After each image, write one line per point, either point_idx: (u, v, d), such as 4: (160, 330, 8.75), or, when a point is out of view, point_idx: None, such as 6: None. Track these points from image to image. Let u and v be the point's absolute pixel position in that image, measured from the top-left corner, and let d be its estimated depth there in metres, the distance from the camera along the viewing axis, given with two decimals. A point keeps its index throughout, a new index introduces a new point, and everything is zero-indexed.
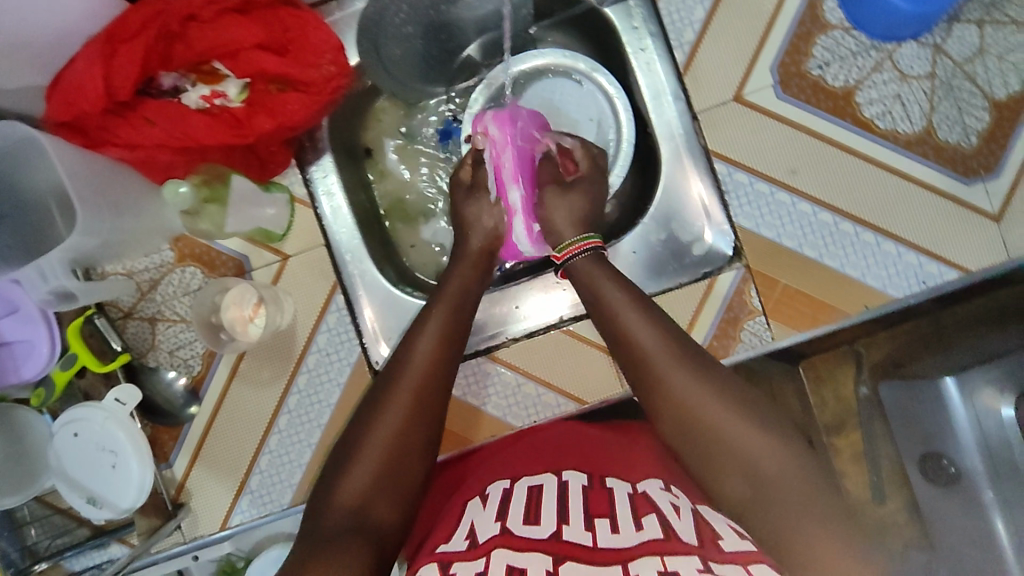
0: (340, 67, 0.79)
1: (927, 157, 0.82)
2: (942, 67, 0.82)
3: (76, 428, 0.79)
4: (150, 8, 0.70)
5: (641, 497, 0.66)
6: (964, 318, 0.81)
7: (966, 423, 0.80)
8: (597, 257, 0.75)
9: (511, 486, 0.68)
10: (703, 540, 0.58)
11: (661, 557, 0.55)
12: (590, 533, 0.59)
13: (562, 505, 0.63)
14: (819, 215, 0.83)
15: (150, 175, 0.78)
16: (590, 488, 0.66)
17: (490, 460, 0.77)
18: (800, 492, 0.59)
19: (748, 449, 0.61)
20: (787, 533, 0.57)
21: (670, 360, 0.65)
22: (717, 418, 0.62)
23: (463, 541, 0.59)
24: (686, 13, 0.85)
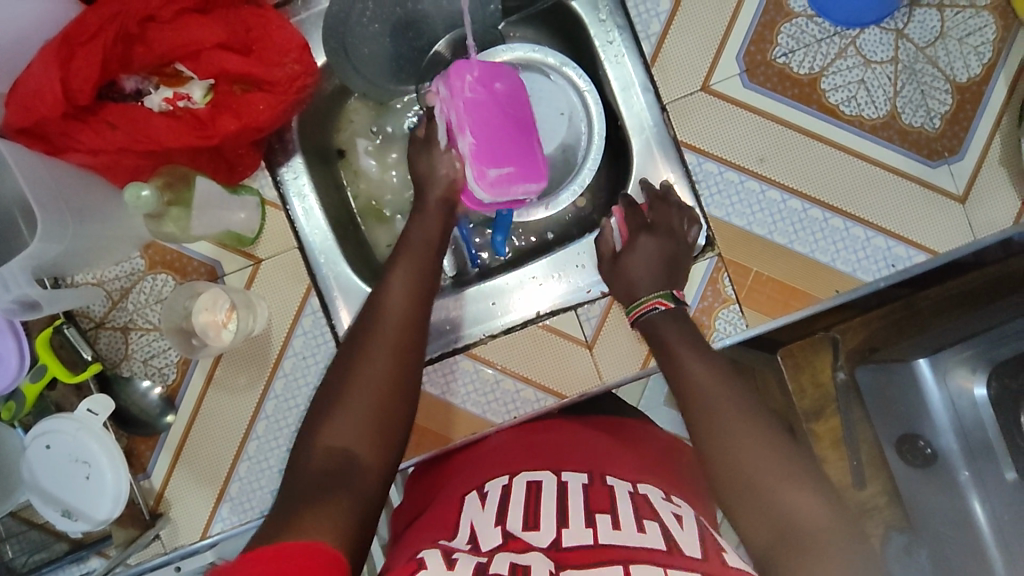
0: (304, 66, 0.77)
1: (893, 142, 0.83)
2: (904, 52, 0.83)
3: (47, 441, 0.77)
4: (107, 9, 0.69)
5: (642, 500, 0.65)
6: (938, 301, 0.87)
7: (941, 405, 0.79)
8: (664, 317, 0.76)
9: (510, 483, 0.67)
10: (708, 554, 0.56)
11: (664, 568, 0.52)
12: (591, 529, 0.57)
13: (562, 509, 0.61)
14: (788, 202, 0.83)
15: (114, 181, 0.76)
16: (590, 486, 0.65)
17: (484, 460, 0.76)
18: (826, 539, 0.55)
19: (781, 486, 0.58)
20: (784, 539, 0.56)
21: (719, 393, 0.65)
22: (757, 458, 0.60)
23: (464, 543, 0.57)
24: (652, 4, 0.85)
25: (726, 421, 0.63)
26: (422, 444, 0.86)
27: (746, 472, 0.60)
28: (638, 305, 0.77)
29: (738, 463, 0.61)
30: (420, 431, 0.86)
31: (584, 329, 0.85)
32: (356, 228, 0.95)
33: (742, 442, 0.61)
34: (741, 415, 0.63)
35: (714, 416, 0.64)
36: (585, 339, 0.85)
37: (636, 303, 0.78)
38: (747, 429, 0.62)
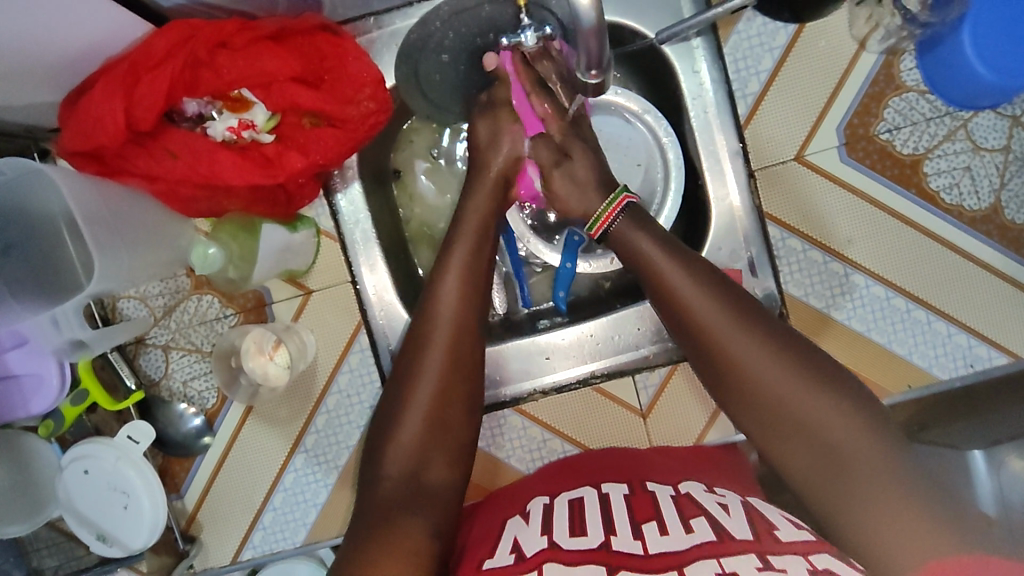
0: (378, 103, 0.73)
1: (991, 237, 0.78)
2: (1018, 141, 0.77)
3: (85, 465, 0.76)
4: (177, 32, 0.64)
5: (685, 498, 0.63)
6: (992, 388, 0.79)
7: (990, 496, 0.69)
8: (632, 213, 0.69)
9: (551, 502, 0.66)
10: (759, 534, 0.55)
11: (717, 560, 0.51)
12: (640, 540, 0.56)
13: (607, 515, 0.60)
14: (871, 288, 0.79)
15: (172, 208, 0.72)
16: (631, 496, 0.64)
17: (528, 481, 0.75)
18: (875, 476, 0.52)
19: (820, 433, 0.55)
20: (854, 511, 0.52)
21: (733, 328, 0.58)
22: (789, 399, 0.56)
23: (509, 554, 0.56)
24: (754, 61, 0.79)
25: (748, 371, 0.57)
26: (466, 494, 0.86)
27: (778, 410, 0.56)
28: (599, 216, 0.69)
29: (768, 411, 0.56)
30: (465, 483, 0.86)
31: (640, 397, 0.84)
32: (407, 253, 0.89)
33: (773, 392, 0.56)
34: (762, 358, 0.57)
35: (736, 361, 0.58)
36: (639, 408, 0.84)
37: (594, 218, 0.70)
38: (775, 378, 0.56)
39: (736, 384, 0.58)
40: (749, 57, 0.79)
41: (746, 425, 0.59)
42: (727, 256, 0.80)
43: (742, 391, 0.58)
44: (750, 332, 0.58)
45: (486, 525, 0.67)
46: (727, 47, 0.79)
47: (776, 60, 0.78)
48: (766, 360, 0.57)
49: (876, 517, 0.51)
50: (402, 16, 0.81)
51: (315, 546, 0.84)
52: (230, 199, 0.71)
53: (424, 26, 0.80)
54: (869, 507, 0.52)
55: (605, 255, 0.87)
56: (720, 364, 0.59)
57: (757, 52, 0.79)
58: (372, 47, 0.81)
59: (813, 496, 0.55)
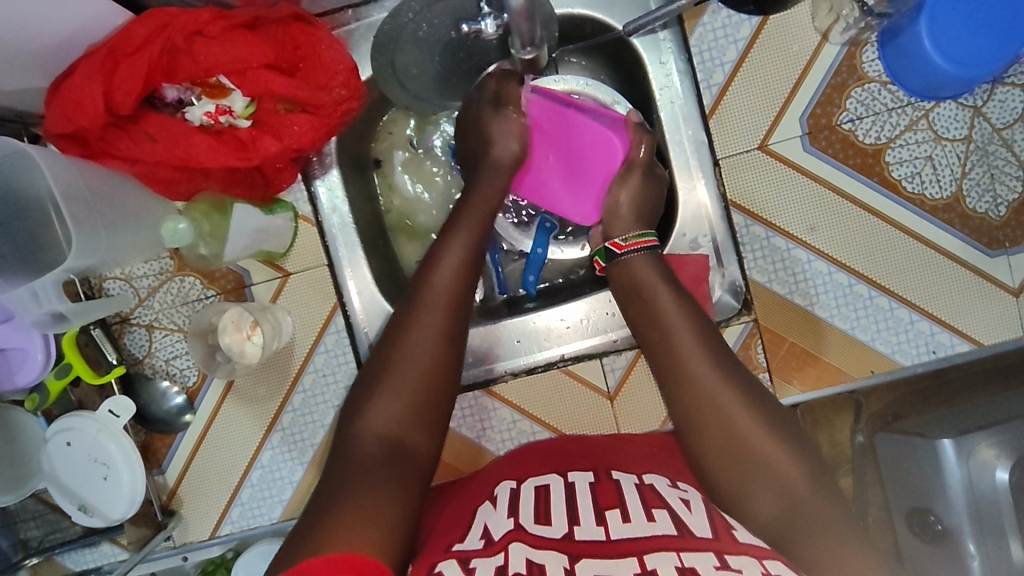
0: (351, 89, 0.76)
1: (953, 225, 0.79)
2: (979, 131, 0.79)
3: (68, 437, 0.79)
4: (156, 21, 0.68)
5: (649, 489, 0.61)
6: (964, 374, 0.80)
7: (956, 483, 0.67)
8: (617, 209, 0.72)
9: (517, 486, 0.63)
10: (717, 533, 0.54)
11: (676, 552, 0.50)
12: (602, 527, 0.55)
13: (570, 505, 0.58)
14: (834, 275, 0.81)
15: (155, 190, 0.76)
16: (596, 483, 0.63)
17: (495, 466, 0.73)
18: (817, 508, 0.55)
19: (769, 455, 0.58)
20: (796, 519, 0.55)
21: (699, 352, 0.63)
22: (740, 420, 0.59)
23: (478, 540, 0.54)
24: (718, 52, 0.81)
25: (706, 387, 0.61)
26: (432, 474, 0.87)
27: (733, 430, 0.59)
28: (628, 239, 0.73)
29: (720, 427, 0.60)
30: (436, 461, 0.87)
31: (608, 379, 0.85)
32: (386, 242, 0.91)
33: (728, 412, 0.60)
34: (720, 382, 0.61)
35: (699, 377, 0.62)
36: (607, 390, 0.85)
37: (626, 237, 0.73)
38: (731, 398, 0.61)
39: (695, 399, 0.61)
40: (714, 48, 0.81)
41: (697, 441, 0.61)
42: (689, 243, 0.82)
43: (702, 398, 0.61)
44: (708, 356, 0.63)
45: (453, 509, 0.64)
46: (693, 37, 0.81)
47: (740, 51, 0.80)
48: (722, 380, 0.62)
49: (817, 536, 0.53)
50: (377, 9, 0.83)
51: (288, 522, 0.87)
52: (207, 180, 0.76)
53: (398, 18, 0.82)
54: (815, 528, 0.54)
55: (577, 242, 0.91)
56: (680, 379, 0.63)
57: (722, 43, 0.81)
58: (350, 38, 0.83)
59: (758, 499, 0.57)
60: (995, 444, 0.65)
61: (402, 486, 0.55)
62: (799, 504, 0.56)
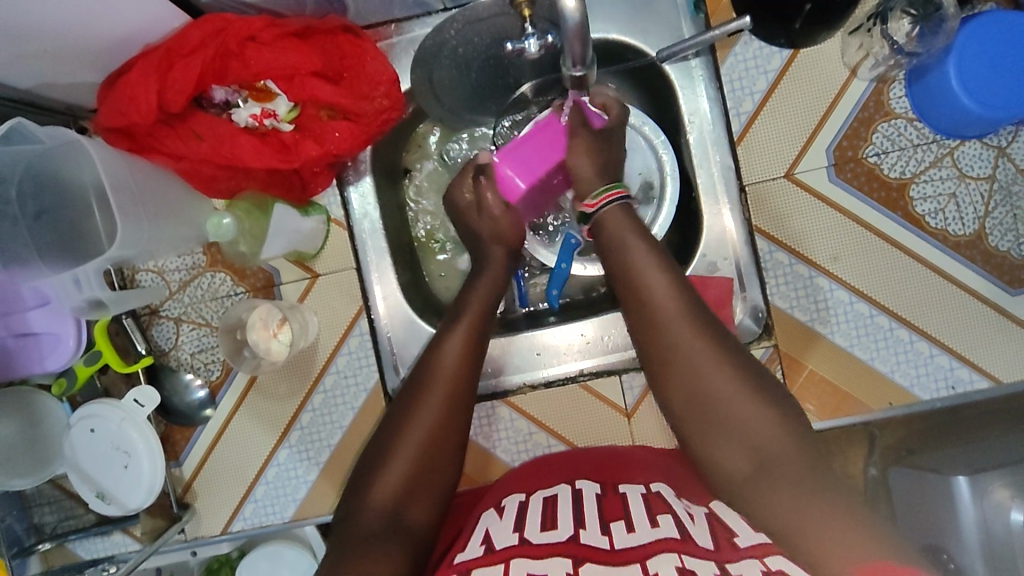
0: (392, 100, 0.79)
1: (975, 262, 0.80)
2: (1003, 172, 0.80)
3: (92, 424, 0.80)
4: (211, 24, 0.70)
5: (655, 497, 0.65)
6: (986, 417, 0.80)
7: (974, 524, 0.67)
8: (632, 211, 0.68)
9: (526, 499, 0.66)
10: (719, 545, 0.56)
11: (680, 555, 0.53)
12: (607, 536, 0.56)
13: (577, 513, 0.61)
14: (855, 305, 0.81)
15: (195, 186, 0.79)
16: (603, 495, 0.65)
17: (508, 479, 0.76)
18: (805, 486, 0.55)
19: (760, 436, 0.56)
20: (794, 523, 0.53)
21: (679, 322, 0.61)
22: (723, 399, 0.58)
23: (480, 546, 0.56)
24: (748, 82, 0.83)
25: (697, 377, 0.59)
26: None
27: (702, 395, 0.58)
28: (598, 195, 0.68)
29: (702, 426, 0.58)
30: None
31: (626, 397, 0.86)
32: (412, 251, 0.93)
33: (726, 406, 0.57)
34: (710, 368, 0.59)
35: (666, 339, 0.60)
36: (624, 408, 0.86)
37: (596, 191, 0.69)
38: (727, 391, 0.58)
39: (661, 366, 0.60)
40: (745, 78, 0.83)
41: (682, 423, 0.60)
42: (708, 264, 0.83)
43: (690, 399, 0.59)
44: (709, 348, 0.59)
45: (464, 523, 0.67)
46: (724, 66, 0.83)
47: (770, 82, 0.83)
48: (707, 358, 0.59)
49: (817, 531, 0.53)
50: (421, 25, 0.85)
51: (302, 522, 0.87)
52: (249, 180, 0.78)
53: (440, 34, 0.84)
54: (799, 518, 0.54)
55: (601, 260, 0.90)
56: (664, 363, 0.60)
57: (752, 73, 0.83)
58: (392, 51, 0.85)
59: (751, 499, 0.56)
60: (1010, 484, 0.67)
61: None
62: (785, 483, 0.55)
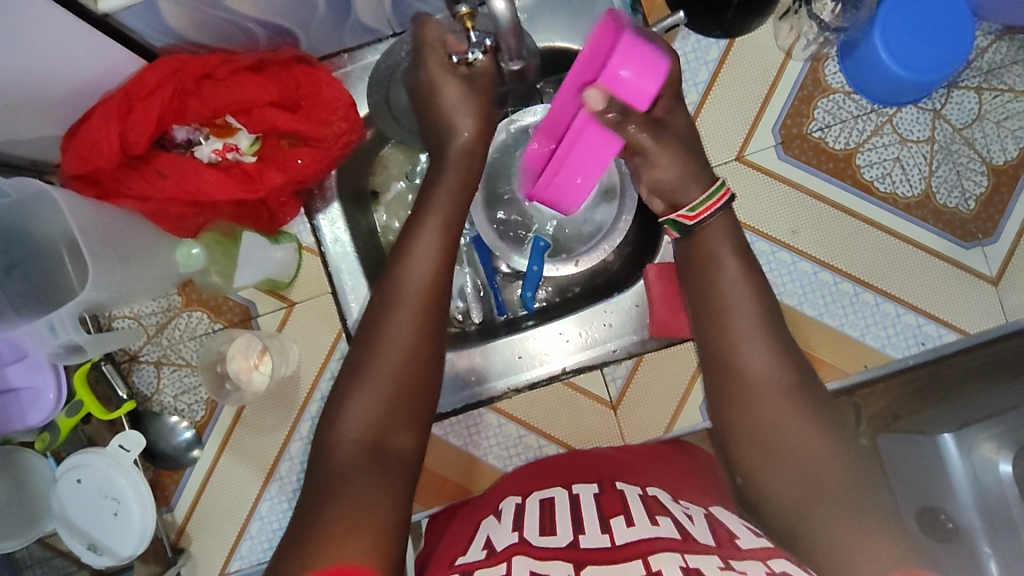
0: (350, 123, 0.81)
1: (927, 221, 0.83)
2: (941, 132, 0.84)
3: (78, 474, 0.79)
4: (167, 66, 0.72)
5: (654, 502, 0.63)
6: (962, 371, 0.81)
7: (965, 482, 0.73)
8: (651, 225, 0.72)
9: (522, 501, 0.66)
10: (720, 540, 0.56)
11: (681, 555, 0.52)
12: (607, 535, 0.56)
13: (577, 516, 0.60)
14: (819, 275, 0.84)
15: (161, 226, 0.79)
16: (601, 495, 0.64)
17: (500, 483, 0.75)
18: (841, 498, 0.55)
19: (802, 448, 0.58)
20: (831, 535, 0.54)
21: (744, 325, 0.63)
22: (776, 409, 0.59)
23: (481, 550, 0.57)
24: (691, 74, 0.86)
25: (757, 392, 0.60)
26: (438, 493, 0.87)
27: (755, 400, 0.60)
28: (696, 207, 0.69)
29: (753, 431, 0.60)
30: (442, 481, 0.87)
31: (610, 389, 0.87)
32: None
33: (781, 419, 0.59)
34: (768, 377, 0.61)
35: (732, 344, 0.63)
36: (610, 400, 0.87)
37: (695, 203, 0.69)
38: (783, 403, 0.59)
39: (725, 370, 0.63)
40: (687, 70, 0.87)
41: (734, 427, 0.61)
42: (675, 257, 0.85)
43: (746, 404, 0.60)
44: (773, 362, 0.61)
45: (460, 528, 0.67)
46: None
47: (711, 72, 0.86)
48: (767, 361, 0.61)
49: (850, 544, 0.53)
50: (372, 51, 0.88)
51: None
52: (216, 215, 0.79)
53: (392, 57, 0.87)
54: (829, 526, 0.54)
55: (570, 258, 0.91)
56: (725, 366, 0.63)
57: (694, 65, 0.87)
58: (347, 79, 0.89)
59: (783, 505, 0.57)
60: None
61: (392, 484, 0.55)
62: (821, 494, 0.56)
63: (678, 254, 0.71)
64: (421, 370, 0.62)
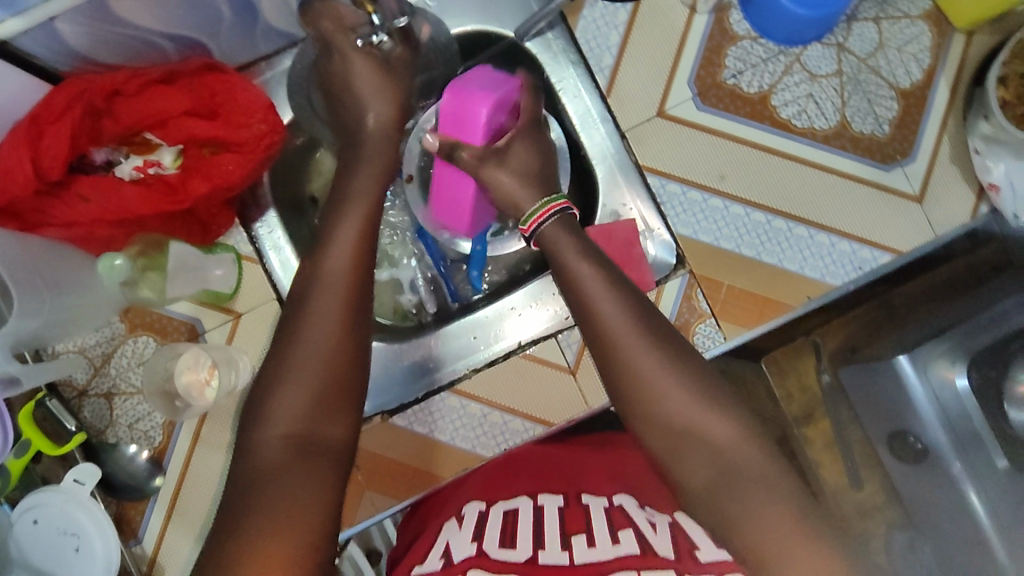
0: (271, 125, 0.81)
1: (847, 149, 0.86)
2: (847, 64, 0.87)
3: (36, 514, 0.77)
4: (71, 88, 0.71)
5: (617, 512, 0.69)
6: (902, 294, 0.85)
7: (923, 398, 0.83)
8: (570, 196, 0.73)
9: (486, 510, 0.71)
10: (679, 555, 0.61)
11: (637, 570, 0.57)
12: (568, 551, 0.61)
13: (540, 528, 0.66)
14: (752, 215, 0.86)
15: (89, 249, 0.78)
16: (567, 508, 0.70)
17: (460, 491, 0.80)
18: (757, 484, 0.56)
19: (712, 441, 0.58)
20: (751, 525, 0.54)
21: (629, 325, 0.62)
22: (677, 404, 0.59)
23: (438, 560, 0.62)
24: (603, 39, 0.88)
25: (656, 390, 0.59)
26: (411, 483, 0.86)
27: (654, 399, 0.59)
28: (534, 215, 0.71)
29: (659, 431, 0.59)
30: (413, 471, 0.86)
31: (567, 356, 0.87)
32: None
33: (686, 415, 0.58)
34: (663, 373, 0.60)
35: (618, 344, 0.61)
36: (568, 365, 0.87)
37: (527, 215, 0.71)
38: (684, 399, 0.59)
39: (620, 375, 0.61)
40: (599, 36, 0.88)
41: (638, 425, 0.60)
42: (612, 214, 0.87)
43: (646, 403, 0.59)
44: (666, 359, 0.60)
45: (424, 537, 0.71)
46: (578, 30, 0.88)
47: (622, 35, 0.88)
48: (655, 357, 0.60)
49: (769, 532, 0.54)
50: (287, 56, 0.88)
51: None
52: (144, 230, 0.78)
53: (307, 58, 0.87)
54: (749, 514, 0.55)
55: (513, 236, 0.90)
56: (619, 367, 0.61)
57: (604, 30, 0.88)
58: (267, 88, 0.88)
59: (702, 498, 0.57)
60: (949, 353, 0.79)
61: None
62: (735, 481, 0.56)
63: (563, 245, 0.68)
64: (360, 351, 0.60)
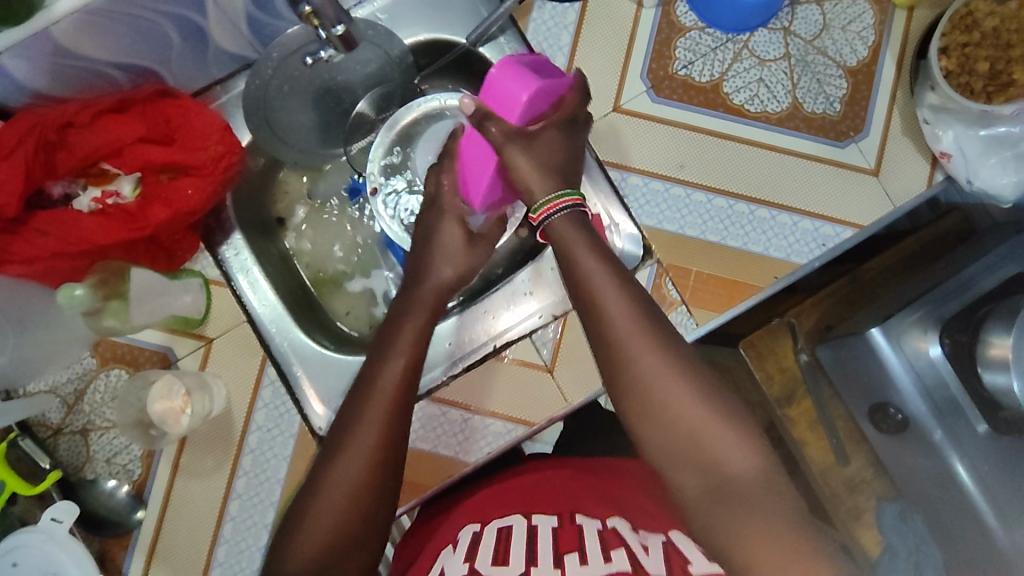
0: (227, 145, 0.81)
1: (801, 130, 0.87)
2: (794, 47, 0.89)
3: (13, 557, 0.74)
4: (24, 122, 0.72)
5: (612, 531, 0.64)
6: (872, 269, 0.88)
7: (902, 371, 0.85)
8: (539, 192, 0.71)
9: (480, 529, 0.67)
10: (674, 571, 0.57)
11: None
12: (558, 570, 0.59)
13: (531, 549, 0.62)
14: (713, 201, 0.87)
15: (47, 280, 0.76)
16: (559, 528, 0.65)
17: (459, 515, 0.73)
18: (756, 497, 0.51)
19: (712, 448, 0.52)
20: (745, 539, 0.49)
21: (631, 316, 0.57)
22: (679, 404, 0.54)
23: None
24: (553, 40, 0.89)
25: (656, 389, 0.54)
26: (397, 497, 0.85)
27: (654, 396, 0.54)
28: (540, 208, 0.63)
29: (655, 435, 0.54)
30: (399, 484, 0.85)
31: (542, 353, 0.88)
32: (308, 297, 0.93)
33: (686, 417, 0.53)
34: (666, 370, 0.54)
35: (620, 337, 0.56)
36: (544, 363, 0.87)
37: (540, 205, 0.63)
38: (683, 400, 0.54)
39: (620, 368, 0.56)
40: (550, 36, 0.90)
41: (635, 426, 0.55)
42: None
43: (644, 398, 0.54)
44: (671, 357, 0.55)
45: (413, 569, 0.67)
46: (529, 31, 0.89)
47: (572, 35, 0.89)
48: (659, 353, 0.55)
49: (764, 548, 0.49)
50: (241, 78, 0.88)
51: None
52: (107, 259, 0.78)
53: None
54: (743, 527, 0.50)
55: None
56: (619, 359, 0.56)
57: (555, 31, 0.90)
58: (224, 110, 0.88)
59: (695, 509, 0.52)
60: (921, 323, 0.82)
61: None
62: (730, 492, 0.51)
63: (564, 235, 0.61)
64: None
